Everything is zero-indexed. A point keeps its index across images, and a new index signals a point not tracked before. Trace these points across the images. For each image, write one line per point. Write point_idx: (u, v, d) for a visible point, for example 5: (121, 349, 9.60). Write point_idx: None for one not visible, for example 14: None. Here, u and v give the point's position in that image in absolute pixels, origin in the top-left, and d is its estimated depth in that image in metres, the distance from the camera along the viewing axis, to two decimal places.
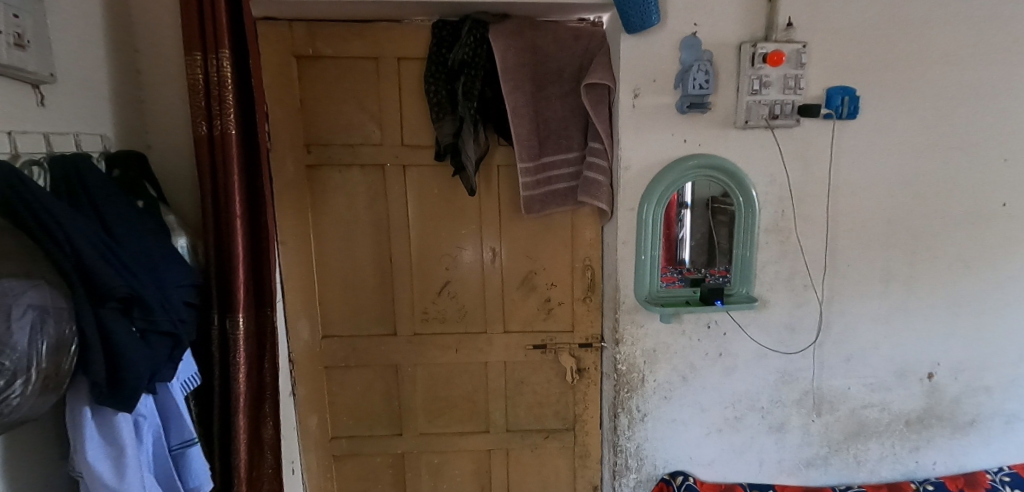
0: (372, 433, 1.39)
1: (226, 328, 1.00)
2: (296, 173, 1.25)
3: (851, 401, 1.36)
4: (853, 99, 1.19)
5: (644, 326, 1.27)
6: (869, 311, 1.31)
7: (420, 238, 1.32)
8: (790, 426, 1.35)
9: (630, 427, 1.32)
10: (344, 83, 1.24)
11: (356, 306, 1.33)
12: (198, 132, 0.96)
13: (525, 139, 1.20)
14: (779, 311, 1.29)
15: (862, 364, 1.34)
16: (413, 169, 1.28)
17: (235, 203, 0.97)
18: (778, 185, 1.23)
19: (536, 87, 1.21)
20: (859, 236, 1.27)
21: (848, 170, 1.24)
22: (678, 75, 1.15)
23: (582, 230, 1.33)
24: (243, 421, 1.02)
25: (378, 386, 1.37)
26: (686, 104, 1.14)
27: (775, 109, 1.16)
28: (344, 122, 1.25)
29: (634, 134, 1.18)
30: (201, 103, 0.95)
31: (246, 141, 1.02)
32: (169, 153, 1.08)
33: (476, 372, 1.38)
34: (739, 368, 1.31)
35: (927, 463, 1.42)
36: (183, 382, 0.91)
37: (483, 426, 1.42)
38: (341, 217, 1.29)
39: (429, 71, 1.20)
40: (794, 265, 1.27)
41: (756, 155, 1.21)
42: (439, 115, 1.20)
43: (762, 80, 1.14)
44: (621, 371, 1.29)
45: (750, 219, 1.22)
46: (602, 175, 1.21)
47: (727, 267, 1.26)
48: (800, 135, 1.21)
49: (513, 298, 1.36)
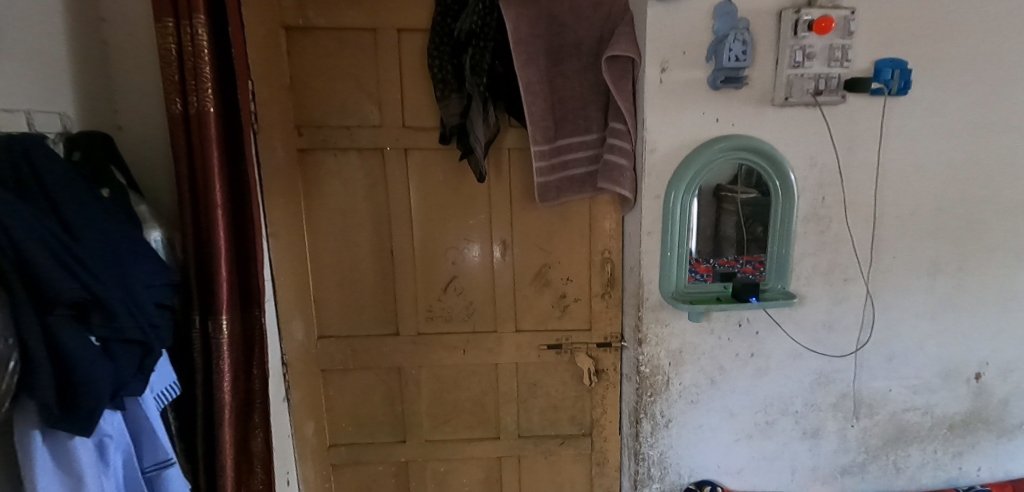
0: (373, 440, 1.29)
1: (208, 330, 0.89)
2: (288, 158, 1.13)
3: (892, 405, 1.25)
4: (905, 72, 1.06)
5: (670, 325, 1.16)
6: (914, 307, 1.20)
7: (424, 229, 1.20)
8: (826, 431, 1.25)
9: (653, 434, 1.22)
10: (338, 58, 1.11)
11: (354, 304, 1.22)
12: (172, 111, 0.85)
13: (539, 119, 1.09)
14: (818, 308, 1.18)
15: (905, 364, 1.23)
16: (416, 154, 1.16)
17: (215, 191, 0.86)
18: (819, 168, 1.11)
19: (552, 61, 1.09)
20: (907, 226, 1.16)
21: (896, 153, 1.12)
22: (711, 46, 1.03)
23: (601, 220, 1.22)
24: (229, 435, 0.91)
25: (379, 390, 1.26)
26: (720, 78, 1.02)
27: (820, 84, 1.04)
28: (340, 102, 1.13)
29: (661, 112, 1.06)
30: (175, 77, 0.84)
31: (229, 121, 0.90)
32: (141, 135, 0.96)
33: (486, 374, 1.28)
34: (772, 370, 1.20)
35: (970, 470, 1.32)
36: (156, 396, 0.81)
37: (493, 432, 1.31)
38: (338, 207, 1.18)
39: (433, 43, 1.08)
40: (835, 257, 1.16)
41: (797, 135, 1.09)
42: (444, 93, 1.08)
43: (806, 50, 1.02)
44: (644, 374, 1.19)
45: (787, 206, 1.10)
46: (625, 157, 1.08)
47: (764, 256, 1.14)
48: (846, 113, 1.09)
49: (525, 294, 1.25)
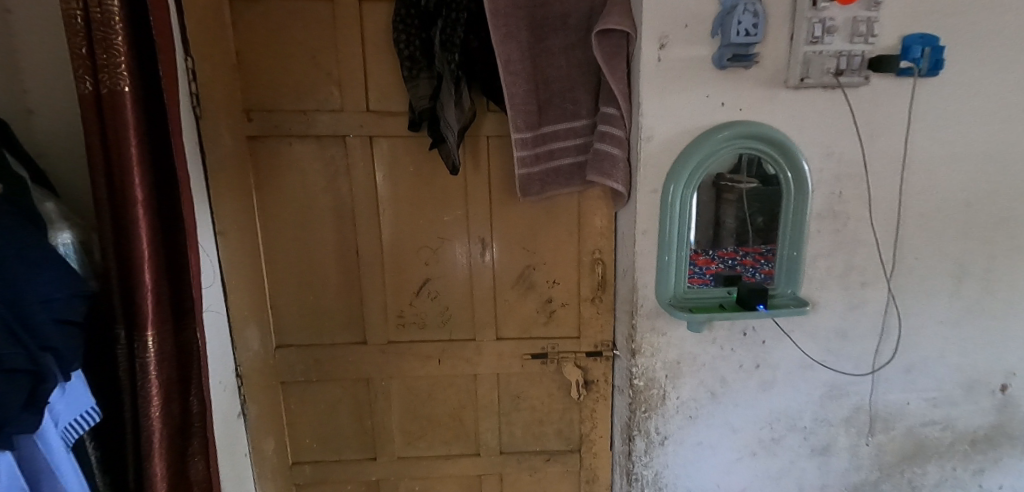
0: (341, 457, 1.18)
1: (133, 348, 0.76)
2: (236, 147, 1.00)
3: (909, 419, 1.14)
4: (937, 50, 0.93)
5: (666, 335, 1.04)
6: (936, 314, 1.08)
7: (393, 227, 1.08)
8: (837, 448, 1.14)
9: (648, 453, 1.10)
10: (291, 31, 0.97)
11: (317, 309, 1.10)
12: (81, 91, 0.70)
13: (521, 103, 0.95)
14: (831, 315, 1.06)
15: (925, 375, 1.12)
16: (383, 142, 1.03)
17: (134, 186, 0.72)
18: (836, 159, 0.98)
19: (535, 37, 0.95)
20: (932, 224, 1.03)
21: (923, 143, 0.99)
22: (718, 18, 0.89)
23: (591, 216, 1.09)
24: (159, 467, 0.79)
25: (346, 403, 1.15)
26: (726, 56, 0.89)
27: (841, 62, 0.91)
28: (295, 82, 0.99)
29: (660, 95, 0.93)
30: (82, 49, 0.69)
31: (153, 104, 0.76)
32: (57, 121, 0.83)
33: (464, 385, 1.16)
34: (779, 382, 1.09)
35: (992, 488, 1.21)
36: (64, 431, 0.69)
37: (472, 448, 1.20)
38: (296, 202, 1.05)
39: (398, 15, 0.93)
40: (851, 259, 1.04)
41: (812, 122, 0.96)
42: (412, 72, 0.95)
43: (826, 24, 0.88)
44: (638, 388, 1.07)
45: (800, 201, 0.98)
46: (617, 147, 0.96)
47: (764, 247, 1.02)
48: (868, 97, 0.96)
49: (506, 298, 1.13)
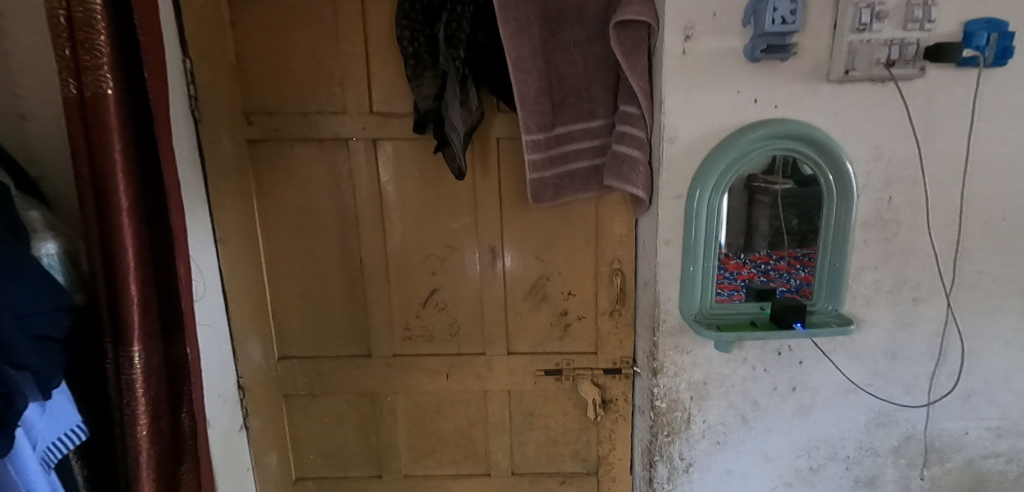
0: (346, 474, 1.14)
1: (120, 364, 0.73)
2: (236, 152, 0.96)
3: (969, 451, 1.02)
4: (1006, 36, 0.82)
5: (691, 353, 0.95)
6: (1001, 334, 0.96)
7: (399, 235, 1.02)
8: (884, 481, 1.03)
9: (670, 480, 1.02)
10: (291, 30, 0.93)
11: (320, 319, 1.06)
12: (65, 96, 0.66)
13: (532, 102, 0.88)
14: (878, 334, 0.95)
15: (987, 403, 0.99)
16: (387, 145, 0.98)
17: (118, 195, 0.68)
18: (885, 161, 0.88)
19: (548, 30, 0.88)
20: (997, 234, 0.91)
21: (987, 142, 0.88)
22: (750, 5, 0.80)
23: (609, 224, 1.01)
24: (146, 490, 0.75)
25: (351, 418, 1.10)
26: (760, 47, 0.80)
27: (893, 52, 0.81)
28: (295, 83, 0.95)
29: (685, 91, 0.84)
30: (65, 52, 0.65)
31: (141, 108, 0.72)
32: (49, 126, 0.80)
33: (473, 402, 1.10)
34: (818, 407, 0.99)
35: None
36: (43, 452, 0.66)
37: (483, 468, 1.14)
38: (297, 209, 1.01)
39: (402, 9, 0.87)
40: (902, 272, 0.93)
41: (857, 120, 0.86)
42: (416, 70, 0.89)
43: (875, 9, 0.78)
44: (659, 410, 0.98)
45: (843, 208, 0.88)
46: (637, 148, 0.88)
47: (801, 251, 0.92)
48: (923, 92, 0.86)
49: (518, 311, 1.06)
